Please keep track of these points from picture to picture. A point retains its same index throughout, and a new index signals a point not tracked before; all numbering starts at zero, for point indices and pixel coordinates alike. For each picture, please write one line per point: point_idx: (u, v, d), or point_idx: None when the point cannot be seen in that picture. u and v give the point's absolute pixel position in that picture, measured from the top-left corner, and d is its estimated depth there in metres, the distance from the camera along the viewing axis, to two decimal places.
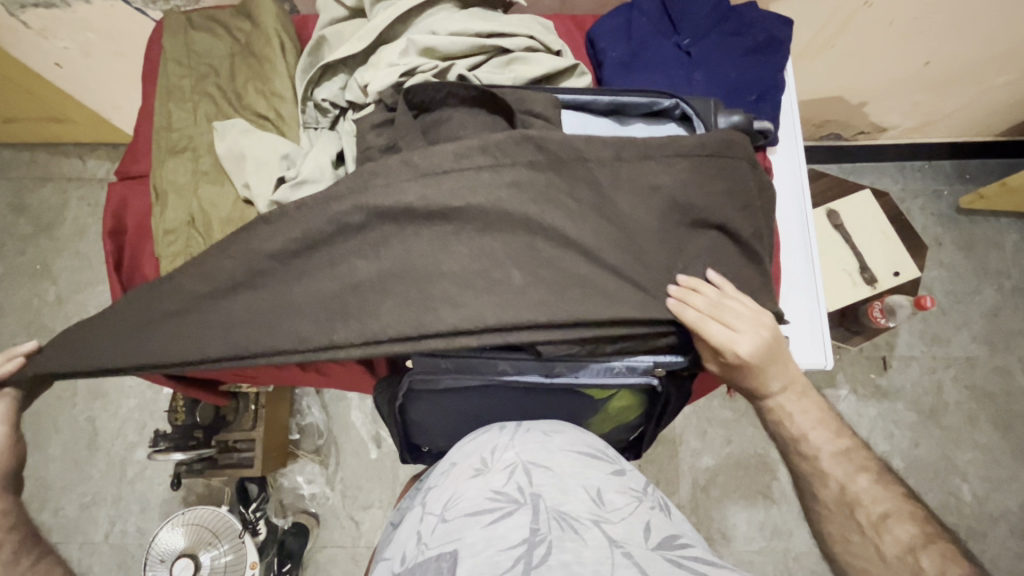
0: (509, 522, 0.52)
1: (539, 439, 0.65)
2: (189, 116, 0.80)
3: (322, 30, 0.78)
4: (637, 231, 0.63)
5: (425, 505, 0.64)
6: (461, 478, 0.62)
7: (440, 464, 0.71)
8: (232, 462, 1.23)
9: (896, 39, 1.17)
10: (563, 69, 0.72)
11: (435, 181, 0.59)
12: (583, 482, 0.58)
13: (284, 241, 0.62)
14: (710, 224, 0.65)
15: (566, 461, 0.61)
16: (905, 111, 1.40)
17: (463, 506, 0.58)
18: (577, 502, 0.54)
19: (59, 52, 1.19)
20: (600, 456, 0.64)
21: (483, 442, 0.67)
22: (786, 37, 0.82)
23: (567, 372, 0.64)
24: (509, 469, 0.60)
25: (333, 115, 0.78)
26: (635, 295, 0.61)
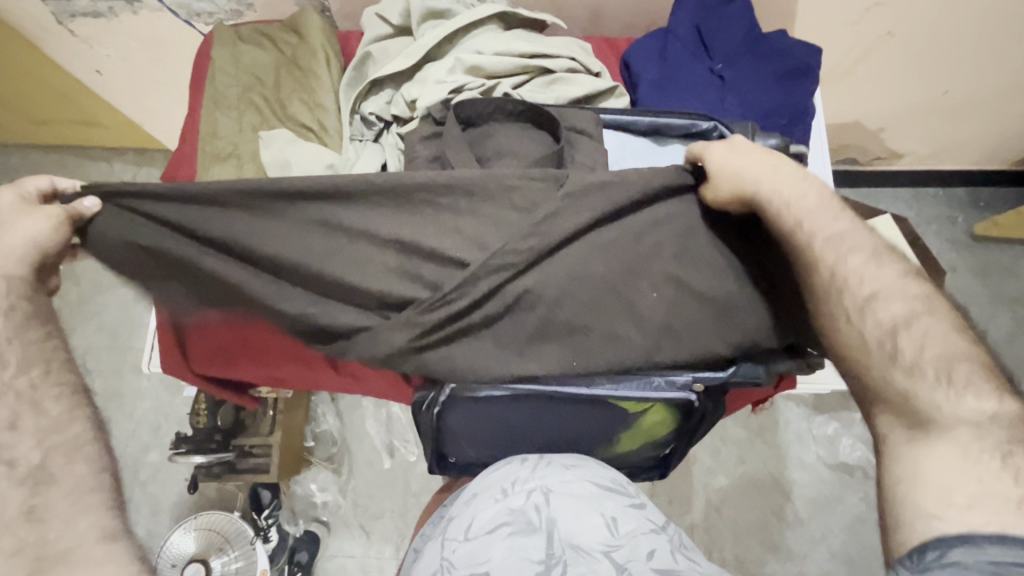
0: (526, 554, 0.57)
1: (559, 471, 0.67)
2: (235, 125, 0.83)
3: (367, 47, 0.81)
4: (684, 246, 0.62)
5: (445, 532, 0.65)
6: (482, 506, 0.64)
7: (463, 492, 0.71)
8: (247, 467, 1.25)
9: (916, 67, 1.20)
10: (602, 90, 0.74)
11: (480, 192, 0.61)
12: (599, 509, 0.62)
13: (324, 239, 0.62)
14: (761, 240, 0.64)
15: (583, 489, 0.64)
16: (922, 138, 1.41)
17: (484, 530, 0.61)
18: (590, 529, 0.59)
19: (100, 60, 1.23)
20: (618, 489, 0.66)
21: (504, 474, 0.68)
22: (816, 63, 0.84)
23: (606, 382, 0.63)
24: (527, 495, 0.64)
25: (378, 128, 0.79)
26: (677, 311, 0.61)
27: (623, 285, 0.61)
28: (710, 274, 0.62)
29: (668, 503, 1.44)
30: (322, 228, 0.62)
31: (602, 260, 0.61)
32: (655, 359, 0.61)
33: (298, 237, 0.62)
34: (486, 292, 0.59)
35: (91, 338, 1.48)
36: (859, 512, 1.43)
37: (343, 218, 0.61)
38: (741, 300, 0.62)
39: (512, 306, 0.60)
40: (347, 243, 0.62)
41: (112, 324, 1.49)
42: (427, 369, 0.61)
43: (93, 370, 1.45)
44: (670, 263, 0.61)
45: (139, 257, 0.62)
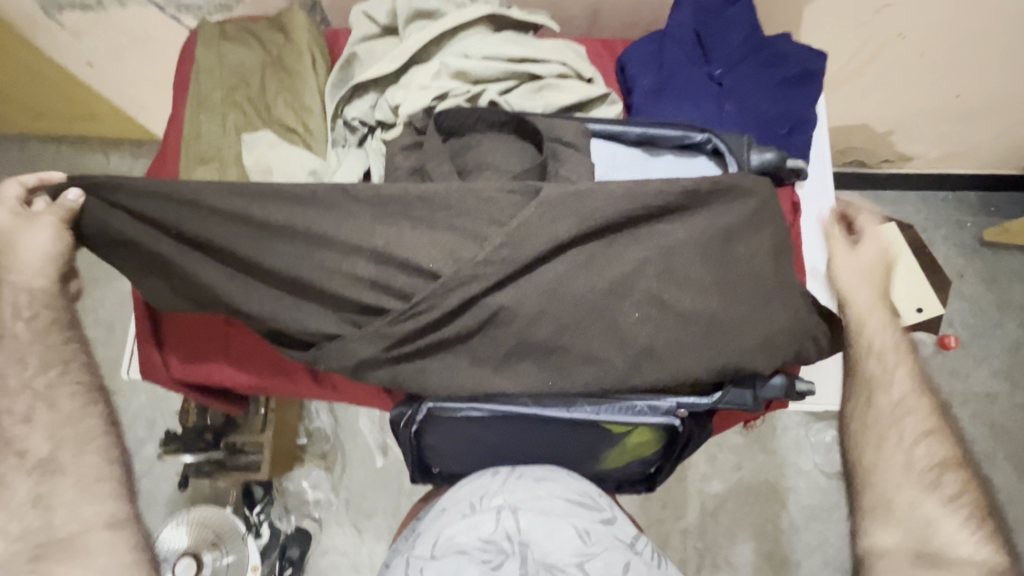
0: None
1: (529, 485, 0.65)
2: (218, 126, 0.80)
3: (354, 47, 0.78)
4: (672, 256, 0.60)
5: (411, 548, 0.63)
6: (450, 523, 0.62)
7: (432, 505, 0.69)
8: (239, 465, 1.24)
9: (927, 69, 1.16)
10: (594, 97, 0.72)
11: (458, 208, 0.59)
12: (569, 523, 0.60)
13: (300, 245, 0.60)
14: (754, 248, 0.62)
15: (553, 505, 0.62)
16: (932, 142, 1.37)
17: (453, 552, 0.58)
18: (560, 546, 0.58)
19: (91, 52, 1.20)
20: (589, 502, 0.65)
21: (472, 488, 0.66)
22: (819, 70, 0.81)
23: (587, 406, 0.62)
24: (497, 515, 0.61)
25: (361, 134, 0.77)
26: (659, 333, 0.59)
27: (599, 308, 0.58)
28: (691, 291, 0.59)
29: (662, 508, 1.43)
30: (293, 227, 0.60)
31: (580, 273, 0.58)
32: (639, 383, 0.58)
33: (268, 242, 0.60)
34: (458, 306, 0.58)
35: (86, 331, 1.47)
36: None
37: (313, 222, 0.59)
38: (723, 315, 0.59)
39: (486, 323, 0.59)
40: (316, 246, 0.60)
41: (106, 317, 1.48)
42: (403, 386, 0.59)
43: None
44: (651, 281, 0.59)
45: (116, 244, 0.63)
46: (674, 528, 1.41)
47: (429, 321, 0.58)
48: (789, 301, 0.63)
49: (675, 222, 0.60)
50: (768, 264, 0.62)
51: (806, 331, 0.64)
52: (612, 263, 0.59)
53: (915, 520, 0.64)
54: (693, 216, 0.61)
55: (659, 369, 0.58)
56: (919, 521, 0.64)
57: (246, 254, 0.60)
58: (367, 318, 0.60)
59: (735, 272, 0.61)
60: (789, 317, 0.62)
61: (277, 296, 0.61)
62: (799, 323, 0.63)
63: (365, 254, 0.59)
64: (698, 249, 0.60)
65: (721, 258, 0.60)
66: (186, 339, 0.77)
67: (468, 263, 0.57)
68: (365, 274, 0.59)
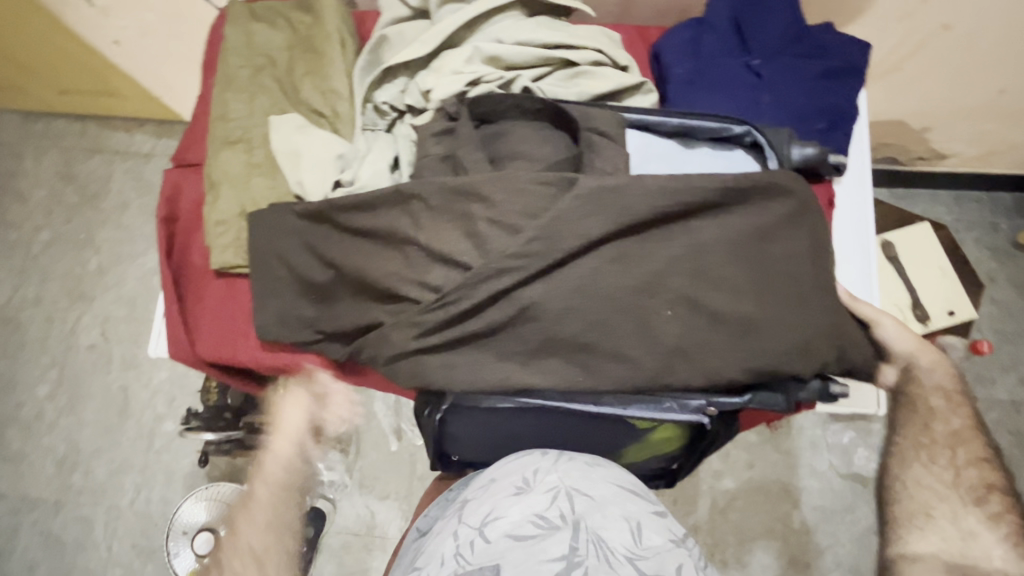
0: (548, 551, 0.55)
1: (582, 468, 0.65)
2: (245, 108, 0.80)
3: (383, 30, 0.77)
4: (712, 255, 0.58)
5: (460, 516, 0.64)
6: (500, 496, 0.63)
7: (478, 476, 0.70)
8: (256, 444, 1.27)
9: (971, 64, 1.11)
10: (629, 86, 0.70)
11: (488, 198, 0.58)
12: (622, 514, 0.60)
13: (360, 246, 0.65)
14: (803, 253, 0.60)
15: (606, 491, 0.62)
16: (970, 140, 1.32)
17: (507, 522, 0.59)
18: (616, 534, 0.58)
19: (118, 30, 1.20)
20: (642, 494, 0.64)
21: (525, 462, 0.66)
22: (862, 62, 0.78)
23: (615, 402, 0.60)
24: (551, 492, 0.61)
25: (391, 118, 0.77)
26: (689, 332, 0.57)
27: (631, 306, 0.57)
28: (725, 291, 0.58)
29: (672, 502, 1.43)
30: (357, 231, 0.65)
31: (611, 268, 0.57)
32: (669, 380, 0.57)
33: (332, 248, 0.67)
34: (487, 297, 0.58)
35: (109, 308, 1.50)
36: (868, 523, 1.40)
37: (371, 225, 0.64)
38: (757, 316, 0.58)
39: (516, 318, 0.58)
40: (373, 247, 0.65)
41: (129, 294, 1.50)
42: (426, 374, 0.59)
43: (112, 339, 1.48)
44: (683, 280, 0.58)
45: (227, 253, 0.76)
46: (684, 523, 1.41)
47: (459, 310, 0.58)
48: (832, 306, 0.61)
49: (713, 220, 0.59)
50: (809, 266, 0.60)
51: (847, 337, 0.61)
52: (647, 260, 0.57)
53: (955, 531, 0.67)
54: (730, 214, 0.59)
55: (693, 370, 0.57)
56: (958, 532, 0.67)
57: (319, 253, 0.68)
58: (401, 305, 0.62)
59: (773, 272, 0.59)
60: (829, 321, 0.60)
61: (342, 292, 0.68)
62: (840, 328, 0.61)
63: (409, 253, 0.62)
64: (732, 249, 0.58)
65: (759, 258, 0.59)
66: (209, 321, 0.78)
67: (497, 256, 0.57)
68: (405, 270, 0.61)
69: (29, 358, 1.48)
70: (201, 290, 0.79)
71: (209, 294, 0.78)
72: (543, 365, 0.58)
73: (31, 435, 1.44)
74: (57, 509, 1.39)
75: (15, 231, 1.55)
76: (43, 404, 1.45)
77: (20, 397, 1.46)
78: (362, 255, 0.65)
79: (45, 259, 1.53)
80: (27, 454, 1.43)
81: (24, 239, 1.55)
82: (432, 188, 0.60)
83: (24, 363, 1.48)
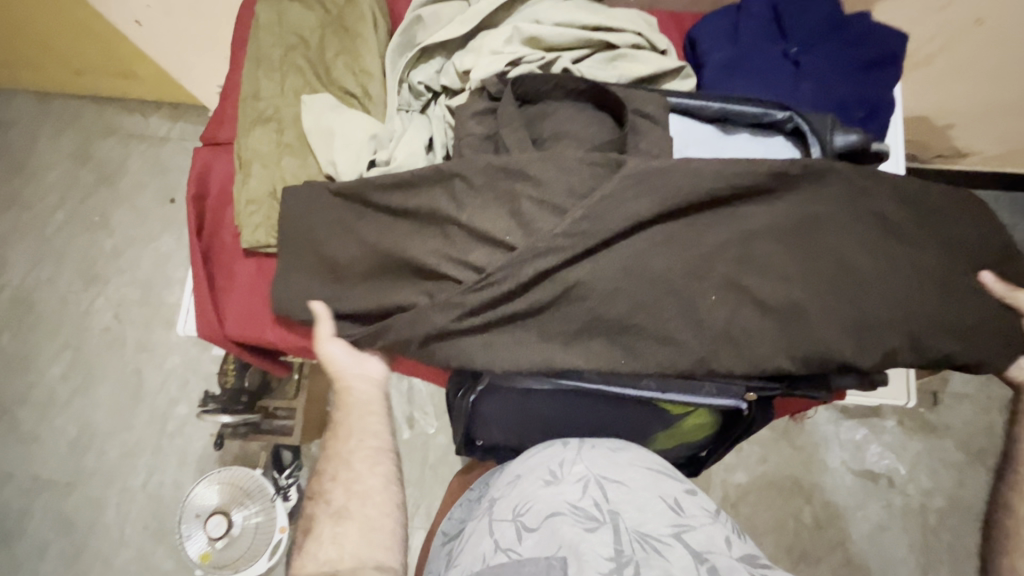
0: (594, 539, 0.53)
1: (606, 455, 0.65)
2: (276, 87, 0.79)
3: (417, 10, 0.76)
4: (761, 240, 0.58)
5: (492, 513, 0.64)
6: (532, 489, 0.63)
7: (504, 472, 0.70)
8: (270, 429, 1.26)
9: (1001, 60, 1.11)
10: (668, 70, 0.69)
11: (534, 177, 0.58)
12: (658, 492, 0.60)
13: (398, 226, 0.65)
14: (857, 236, 0.59)
15: (637, 475, 0.62)
16: (993, 139, 1.32)
17: (543, 515, 0.59)
18: (657, 516, 0.57)
19: (140, 9, 1.19)
20: (671, 473, 0.64)
21: (549, 454, 0.66)
22: (902, 52, 0.77)
23: (653, 386, 0.61)
24: (583, 482, 0.61)
25: (425, 99, 0.76)
26: (734, 316, 0.56)
27: (678, 289, 0.56)
28: (772, 277, 0.57)
29: None
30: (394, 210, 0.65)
31: (655, 250, 0.57)
32: (713, 362, 0.57)
33: (366, 228, 0.67)
34: (531, 277, 0.57)
35: (124, 290, 1.49)
36: (880, 520, 1.40)
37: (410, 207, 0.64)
38: (812, 303, 0.56)
39: (561, 297, 0.58)
40: (412, 227, 0.64)
41: (144, 277, 1.50)
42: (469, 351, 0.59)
43: (126, 321, 1.48)
44: (730, 265, 0.57)
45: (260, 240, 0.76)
46: None
47: (502, 291, 0.57)
48: (897, 292, 0.58)
49: (759, 206, 0.59)
50: (866, 252, 0.59)
51: (922, 326, 0.58)
52: (696, 244, 0.57)
53: None
54: (779, 200, 0.59)
55: (742, 360, 0.56)
56: None
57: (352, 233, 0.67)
58: (442, 284, 0.62)
59: (828, 258, 0.58)
60: (895, 309, 0.57)
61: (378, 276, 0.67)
62: (910, 315, 0.58)
63: (449, 232, 0.62)
64: (780, 234, 0.58)
65: (811, 244, 0.58)
66: (237, 298, 0.78)
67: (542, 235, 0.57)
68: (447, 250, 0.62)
69: (43, 339, 1.48)
70: (231, 268, 0.79)
71: (240, 272, 0.78)
72: (585, 348, 0.58)
73: (44, 416, 1.44)
74: (69, 490, 1.40)
75: (29, 211, 1.55)
76: (56, 385, 1.45)
77: (33, 377, 1.46)
78: (400, 235, 0.65)
79: (59, 241, 1.53)
80: (40, 434, 1.43)
81: (37, 220, 1.54)
82: (475, 166, 0.60)
83: (37, 344, 1.48)
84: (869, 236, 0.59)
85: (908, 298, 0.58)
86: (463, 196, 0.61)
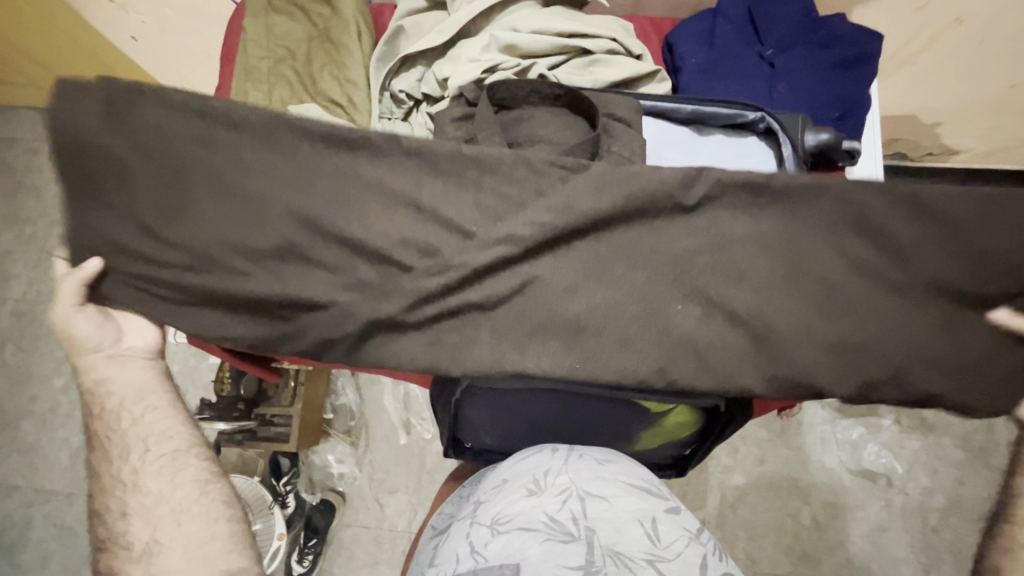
0: (566, 552, 0.55)
1: (592, 467, 0.67)
2: (264, 98, 0.81)
3: (400, 21, 0.78)
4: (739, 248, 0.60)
5: (474, 516, 0.65)
6: (513, 497, 0.64)
7: (493, 475, 0.72)
8: (269, 436, 1.28)
9: (983, 60, 1.12)
10: (643, 74, 0.71)
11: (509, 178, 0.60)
12: (637, 514, 0.60)
13: (329, 206, 0.60)
14: (835, 250, 0.60)
15: (618, 491, 0.63)
16: (982, 137, 1.33)
17: (518, 523, 0.60)
18: (632, 537, 0.57)
19: (137, 26, 1.22)
20: (654, 490, 0.65)
21: (536, 462, 0.68)
22: (876, 52, 0.78)
23: (631, 394, 0.60)
24: (563, 493, 0.62)
25: (407, 106, 0.77)
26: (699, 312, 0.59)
27: (643, 290, 0.59)
28: (745, 289, 0.59)
29: (681, 497, 1.43)
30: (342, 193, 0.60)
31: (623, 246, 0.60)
32: (683, 353, 0.58)
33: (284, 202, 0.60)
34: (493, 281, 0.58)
35: None
36: (880, 520, 1.39)
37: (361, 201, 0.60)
38: (773, 319, 0.59)
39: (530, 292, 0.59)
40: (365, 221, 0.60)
41: None
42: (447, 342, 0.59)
43: None
44: (699, 262, 0.59)
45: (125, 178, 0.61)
46: None
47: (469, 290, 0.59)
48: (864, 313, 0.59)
49: (736, 219, 0.60)
50: (844, 276, 0.59)
51: (873, 349, 0.59)
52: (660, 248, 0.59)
53: None
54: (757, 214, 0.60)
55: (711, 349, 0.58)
56: None
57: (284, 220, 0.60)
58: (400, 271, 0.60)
59: (801, 282, 0.59)
60: (864, 333, 0.59)
61: (294, 253, 0.61)
62: (868, 338, 0.59)
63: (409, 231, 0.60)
64: (754, 248, 0.60)
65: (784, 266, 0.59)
66: None
67: (516, 235, 0.58)
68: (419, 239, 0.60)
69: (45, 351, 1.50)
70: None
71: None
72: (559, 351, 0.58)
73: (46, 428, 1.46)
74: (71, 500, 1.41)
75: (31, 225, 1.58)
76: (58, 397, 1.47)
77: (35, 390, 1.48)
78: (338, 214, 0.60)
79: None
80: (42, 446, 1.45)
81: (40, 234, 1.57)
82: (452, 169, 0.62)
83: (39, 356, 1.50)
84: (849, 257, 0.60)
85: (871, 324, 0.59)
86: (438, 193, 0.60)
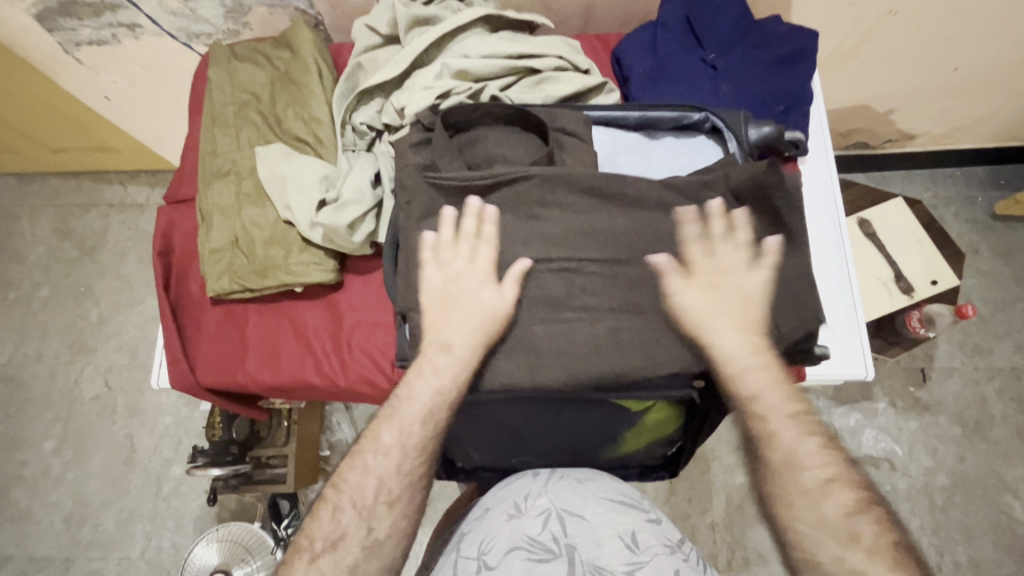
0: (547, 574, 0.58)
1: (572, 486, 0.67)
2: (232, 142, 0.84)
3: (358, 58, 0.81)
4: (650, 236, 0.64)
5: (458, 548, 0.64)
6: (495, 522, 0.64)
7: (474, 506, 0.71)
8: (265, 479, 1.25)
9: (923, 45, 1.16)
10: (592, 87, 0.75)
11: (536, 220, 0.64)
12: (617, 529, 0.62)
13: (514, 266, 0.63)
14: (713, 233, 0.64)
15: (599, 508, 0.64)
16: (934, 119, 1.38)
17: (502, 552, 0.60)
18: (612, 554, 0.59)
19: (108, 86, 1.24)
20: (634, 503, 0.66)
21: (516, 487, 0.68)
22: (811, 49, 0.82)
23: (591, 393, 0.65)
24: (544, 515, 0.64)
25: (369, 137, 0.81)
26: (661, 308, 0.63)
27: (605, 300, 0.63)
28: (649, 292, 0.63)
29: (688, 501, 1.41)
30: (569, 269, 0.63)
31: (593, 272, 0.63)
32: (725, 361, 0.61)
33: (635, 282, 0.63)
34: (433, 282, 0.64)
35: (111, 356, 1.51)
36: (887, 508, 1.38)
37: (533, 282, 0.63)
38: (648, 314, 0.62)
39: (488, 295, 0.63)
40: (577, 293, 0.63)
41: (131, 342, 1.51)
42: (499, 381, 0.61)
43: (116, 387, 1.48)
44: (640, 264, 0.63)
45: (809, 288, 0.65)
46: (700, 522, 1.39)
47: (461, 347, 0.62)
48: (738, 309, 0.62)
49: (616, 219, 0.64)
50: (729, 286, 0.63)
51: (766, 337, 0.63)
52: (628, 273, 0.63)
53: None
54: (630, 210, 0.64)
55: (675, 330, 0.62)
56: None
57: (426, 345, 0.63)
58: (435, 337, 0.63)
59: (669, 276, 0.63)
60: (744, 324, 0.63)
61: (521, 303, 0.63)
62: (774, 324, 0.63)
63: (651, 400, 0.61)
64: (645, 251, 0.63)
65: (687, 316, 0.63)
66: (209, 348, 0.82)
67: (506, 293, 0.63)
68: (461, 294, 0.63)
69: (34, 415, 1.48)
70: (199, 318, 0.84)
71: (208, 321, 0.83)
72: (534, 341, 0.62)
73: (39, 492, 1.43)
74: (67, 565, 1.38)
75: (16, 289, 1.58)
76: (50, 460, 1.45)
77: (25, 455, 1.46)
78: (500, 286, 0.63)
79: (45, 315, 1.55)
80: (35, 512, 1.42)
81: (24, 296, 1.57)
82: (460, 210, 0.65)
83: (29, 420, 1.48)
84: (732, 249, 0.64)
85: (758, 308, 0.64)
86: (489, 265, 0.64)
